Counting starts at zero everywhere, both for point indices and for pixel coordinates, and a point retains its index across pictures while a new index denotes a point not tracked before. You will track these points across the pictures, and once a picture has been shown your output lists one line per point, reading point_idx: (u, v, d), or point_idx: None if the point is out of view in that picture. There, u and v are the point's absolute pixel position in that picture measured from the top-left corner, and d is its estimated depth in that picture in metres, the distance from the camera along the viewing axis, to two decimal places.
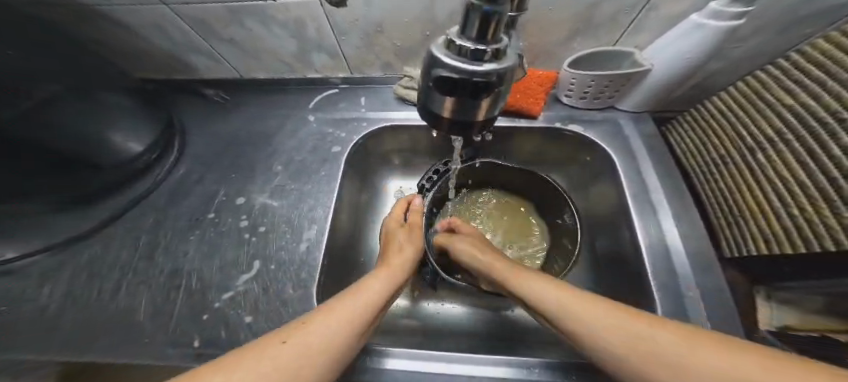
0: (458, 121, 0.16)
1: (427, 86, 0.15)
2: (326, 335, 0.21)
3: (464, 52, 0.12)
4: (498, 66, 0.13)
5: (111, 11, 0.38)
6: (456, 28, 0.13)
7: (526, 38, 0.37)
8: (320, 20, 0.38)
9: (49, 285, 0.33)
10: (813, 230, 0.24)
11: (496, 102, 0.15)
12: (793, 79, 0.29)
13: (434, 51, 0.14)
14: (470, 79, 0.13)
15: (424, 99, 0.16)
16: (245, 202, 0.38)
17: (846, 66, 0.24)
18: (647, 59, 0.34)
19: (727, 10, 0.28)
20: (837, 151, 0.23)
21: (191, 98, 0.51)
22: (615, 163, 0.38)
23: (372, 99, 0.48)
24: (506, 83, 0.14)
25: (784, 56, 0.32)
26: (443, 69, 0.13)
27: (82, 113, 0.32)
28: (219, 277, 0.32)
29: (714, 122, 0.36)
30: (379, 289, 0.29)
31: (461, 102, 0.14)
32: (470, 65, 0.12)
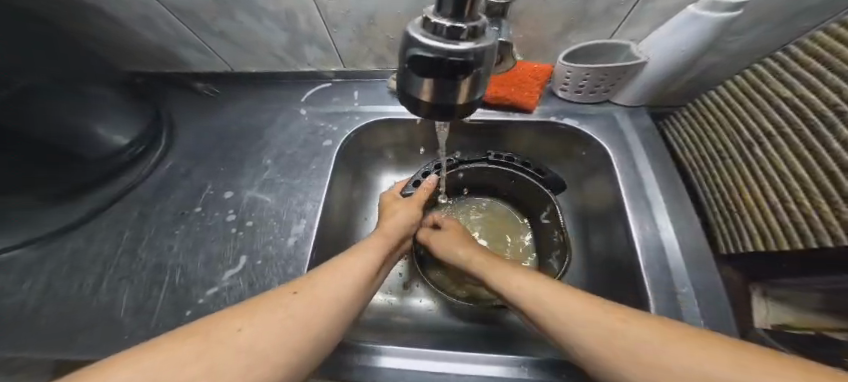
0: (438, 107, 0.15)
1: (404, 69, 0.14)
2: (330, 291, 0.21)
3: (441, 31, 0.12)
4: (476, 45, 0.12)
5: (95, 1, 0.37)
6: (432, 7, 0.13)
7: (520, 30, 0.37)
8: (310, 12, 0.37)
9: (28, 280, 0.32)
10: (810, 225, 0.24)
11: (476, 84, 0.14)
12: (793, 72, 0.29)
13: (409, 31, 0.13)
14: (447, 59, 0.12)
15: (401, 83, 0.15)
16: (233, 196, 0.38)
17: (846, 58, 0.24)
18: (642, 52, 0.34)
19: (721, 1, 0.27)
20: (836, 145, 0.23)
21: (180, 92, 0.50)
22: (611, 157, 0.37)
23: (365, 93, 0.47)
24: (485, 65, 0.13)
25: (783, 49, 0.31)
26: (419, 49, 0.12)
27: None
28: (204, 272, 0.31)
29: (711, 116, 0.36)
30: (378, 251, 0.28)
31: (439, 85, 0.13)
32: (446, 44, 0.12)
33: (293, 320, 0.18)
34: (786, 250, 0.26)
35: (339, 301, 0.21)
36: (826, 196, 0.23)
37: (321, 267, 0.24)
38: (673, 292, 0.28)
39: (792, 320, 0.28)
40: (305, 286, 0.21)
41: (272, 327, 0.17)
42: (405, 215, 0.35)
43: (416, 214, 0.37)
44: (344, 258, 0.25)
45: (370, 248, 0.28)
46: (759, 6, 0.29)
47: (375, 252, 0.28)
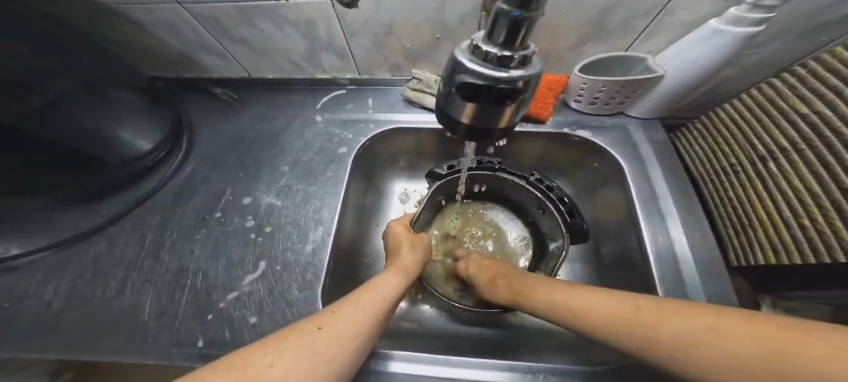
0: (477, 128, 0.16)
1: (448, 91, 0.15)
2: (353, 325, 0.22)
3: (492, 58, 0.12)
4: (525, 73, 0.13)
5: (123, 9, 0.39)
6: (482, 33, 0.13)
7: (537, 41, 0.37)
8: (330, 22, 0.38)
9: (54, 282, 0.33)
10: (825, 241, 0.24)
11: (519, 108, 0.15)
12: (810, 88, 0.29)
13: (458, 56, 0.13)
14: (495, 85, 0.12)
15: (443, 102, 0.16)
16: (251, 201, 0.38)
17: None
18: (659, 65, 0.34)
19: (746, 16, 0.27)
20: None
21: (198, 97, 0.51)
22: (624, 169, 0.38)
23: (379, 100, 0.48)
24: (529, 90, 0.14)
25: (801, 64, 0.32)
26: (467, 75, 0.13)
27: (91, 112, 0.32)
28: (224, 276, 0.32)
29: (726, 129, 0.36)
30: (394, 282, 0.30)
31: (482, 108, 0.14)
32: (495, 71, 0.12)
33: (321, 354, 0.19)
34: (799, 264, 0.26)
35: (360, 334, 0.22)
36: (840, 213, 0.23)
37: (340, 301, 0.24)
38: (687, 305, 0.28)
39: None
40: (327, 320, 0.21)
41: (301, 360, 0.17)
42: (413, 252, 0.35)
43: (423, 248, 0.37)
44: (363, 293, 0.26)
45: (388, 280, 0.30)
46: (778, 22, 0.29)
47: (391, 287, 0.29)
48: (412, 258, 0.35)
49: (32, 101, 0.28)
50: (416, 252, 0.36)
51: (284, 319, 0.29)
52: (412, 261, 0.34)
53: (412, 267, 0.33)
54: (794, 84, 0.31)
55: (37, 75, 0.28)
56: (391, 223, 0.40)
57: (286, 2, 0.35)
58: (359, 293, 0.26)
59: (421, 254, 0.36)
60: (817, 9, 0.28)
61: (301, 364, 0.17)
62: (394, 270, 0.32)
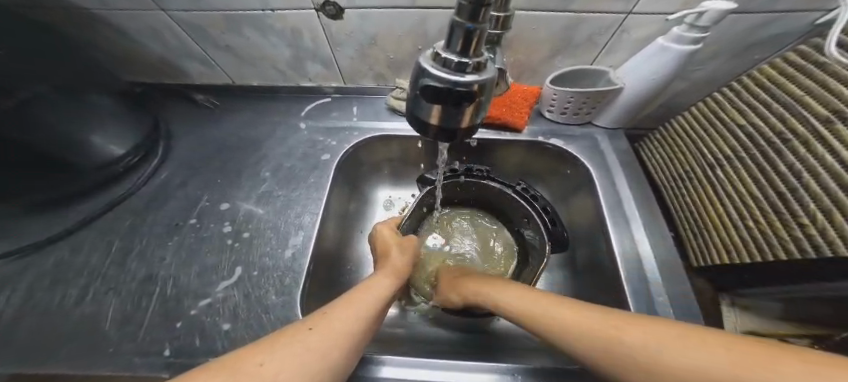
0: (444, 129, 0.17)
1: (416, 95, 0.16)
2: (344, 324, 0.22)
3: (450, 65, 0.14)
4: (479, 77, 0.14)
5: (103, 14, 0.39)
6: (442, 43, 0.15)
7: (511, 54, 0.40)
8: (316, 32, 0.40)
9: (5, 291, 0.31)
10: (768, 241, 0.26)
11: (479, 110, 0.16)
12: (743, 101, 0.33)
13: (422, 63, 0.15)
14: (454, 88, 0.14)
15: (411, 106, 0.17)
16: (230, 207, 0.38)
17: (787, 91, 0.28)
18: (619, 78, 0.37)
19: (686, 35, 0.31)
20: (782, 168, 0.26)
21: (178, 102, 0.50)
22: (593, 177, 0.40)
23: (364, 108, 0.49)
24: (486, 93, 0.15)
25: (736, 79, 0.36)
26: (431, 79, 0.14)
27: (63, 112, 0.32)
28: (197, 283, 0.31)
29: (679, 139, 0.39)
30: (387, 282, 0.31)
31: (446, 110, 0.15)
32: (454, 76, 0.14)
33: (317, 353, 0.19)
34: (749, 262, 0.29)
35: (354, 333, 0.22)
36: (778, 214, 0.26)
37: (334, 302, 0.25)
38: (650, 301, 0.30)
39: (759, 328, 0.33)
40: (319, 319, 0.22)
41: (298, 361, 0.18)
42: (405, 253, 0.36)
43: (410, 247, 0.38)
44: (354, 294, 0.27)
45: (382, 281, 0.30)
46: (715, 42, 0.33)
47: (384, 288, 0.29)
48: (400, 258, 0.35)
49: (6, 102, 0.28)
50: (407, 252, 0.37)
51: (259, 325, 0.28)
52: (403, 264, 0.35)
53: (402, 269, 0.34)
54: (734, 97, 0.34)
55: (10, 75, 0.28)
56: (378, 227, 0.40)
57: (273, 11, 0.37)
58: (352, 294, 0.27)
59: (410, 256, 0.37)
60: (745, 31, 0.32)
61: (297, 365, 0.17)
62: (385, 271, 0.32)
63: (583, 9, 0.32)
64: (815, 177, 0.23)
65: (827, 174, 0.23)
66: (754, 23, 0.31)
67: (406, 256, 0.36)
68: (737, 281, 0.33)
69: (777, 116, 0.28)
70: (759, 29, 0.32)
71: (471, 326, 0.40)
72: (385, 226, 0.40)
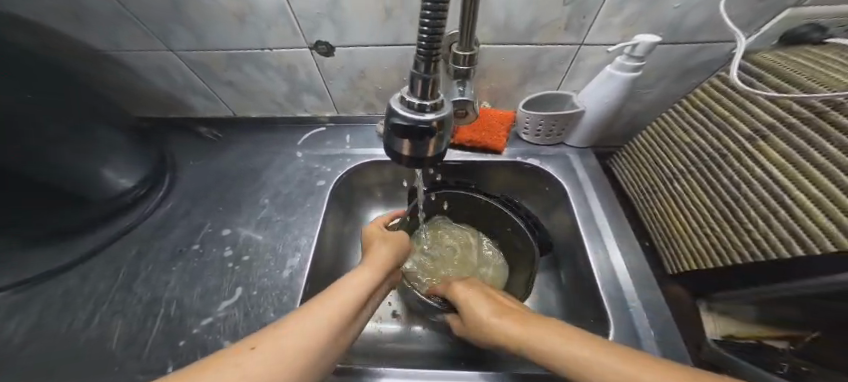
0: (415, 159, 0.19)
1: (389, 132, 0.18)
2: (329, 320, 0.22)
3: (414, 106, 0.17)
4: (437, 115, 0.17)
5: (119, 54, 0.43)
6: (407, 89, 0.18)
7: (488, 80, 0.44)
8: (310, 66, 0.44)
9: (15, 318, 0.32)
10: (723, 245, 0.29)
11: (443, 141, 0.18)
12: (686, 121, 0.37)
13: (391, 105, 0.18)
14: (416, 125, 0.16)
15: (386, 140, 0.19)
16: (231, 232, 0.41)
17: (717, 113, 0.33)
18: (580, 102, 0.42)
19: (627, 63, 0.35)
20: (724, 179, 0.30)
21: (184, 135, 0.54)
22: (568, 194, 0.43)
23: (356, 137, 0.53)
24: (447, 127, 0.18)
25: (677, 102, 0.41)
26: (399, 118, 0.17)
27: (85, 142, 0.35)
28: (200, 304, 0.33)
29: (642, 156, 0.43)
30: (377, 274, 0.30)
31: (413, 143, 0.17)
32: (415, 115, 0.16)
33: (299, 350, 0.19)
34: (711, 267, 0.31)
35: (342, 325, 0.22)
36: (729, 223, 0.29)
37: (318, 295, 0.24)
38: (626, 308, 0.33)
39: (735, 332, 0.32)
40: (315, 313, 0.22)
41: (278, 361, 0.17)
42: (394, 246, 0.36)
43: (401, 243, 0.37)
44: (341, 286, 0.26)
45: (368, 271, 0.29)
46: (654, 67, 0.40)
47: (370, 279, 0.29)
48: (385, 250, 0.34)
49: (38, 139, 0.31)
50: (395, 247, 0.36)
51: None
52: (388, 258, 0.33)
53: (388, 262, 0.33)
54: (680, 117, 0.38)
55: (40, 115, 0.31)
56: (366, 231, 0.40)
57: (270, 49, 0.41)
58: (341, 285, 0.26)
59: (399, 249, 0.36)
60: (677, 59, 0.38)
61: (277, 366, 0.17)
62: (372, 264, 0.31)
63: (544, 43, 0.37)
64: (751, 187, 0.27)
65: (759, 185, 0.26)
66: (682, 52, 0.37)
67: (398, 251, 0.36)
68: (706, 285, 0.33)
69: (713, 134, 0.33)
70: (688, 57, 0.38)
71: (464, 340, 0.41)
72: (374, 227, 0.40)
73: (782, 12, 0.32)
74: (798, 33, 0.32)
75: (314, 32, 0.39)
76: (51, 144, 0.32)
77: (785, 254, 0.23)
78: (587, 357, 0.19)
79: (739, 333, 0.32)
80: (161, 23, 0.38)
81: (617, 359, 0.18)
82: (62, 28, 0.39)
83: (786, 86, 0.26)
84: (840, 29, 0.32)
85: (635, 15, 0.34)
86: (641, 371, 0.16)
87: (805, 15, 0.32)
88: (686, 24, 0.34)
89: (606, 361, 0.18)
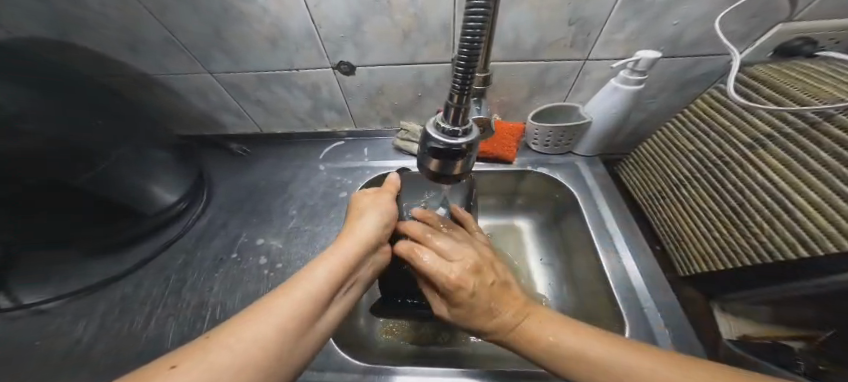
0: (443, 176, 0.21)
1: (421, 152, 0.20)
2: (317, 286, 0.23)
3: (447, 131, 0.19)
4: (468, 139, 0.19)
5: (165, 79, 0.48)
6: (440, 116, 0.20)
7: (498, 95, 0.47)
8: (332, 85, 0.48)
9: (82, 320, 0.37)
10: (733, 248, 0.30)
11: (470, 161, 0.20)
12: (689, 129, 0.39)
13: (425, 130, 0.20)
14: (451, 148, 0.18)
15: (418, 159, 0.21)
16: (264, 242, 0.44)
17: (720, 123, 0.35)
18: (588, 113, 0.44)
19: (630, 78, 0.38)
20: (730, 185, 0.32)
21: (217, 151, 0.59)
22: (577, 199, 0.46)
23: (374, 149, 0.56)
24: (474, 149, 0.20)
25: (680, 112, 0.43)
26: (432, 142, 0.19)
27: (139, 157, 0.39)
28: (242, 308, 0.37)
29: (648, 163, 0.45)
30: (367, 239, 0.28)
31: (444, 163, 0.19)
32: (450, 139, 0.18)
33: (287, 320, 0.20)
34: (723, 269, 0.31)
35: (313, 306, 0.21)
36: (739, 225, 0.30)
37: (312, 262, 0.25)
38: (640, 307, 0.35)
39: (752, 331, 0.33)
40: (280, 301, 0.21)
41: (267, 332, 0.19)
42: (387, 202, 0.32)
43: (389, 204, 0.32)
44: (315, 264, 0.25)
45: (362, 229, 0.28)
46: (656, 80, 0.42)
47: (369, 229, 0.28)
48: (383, 206, 0.31)
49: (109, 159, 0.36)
50: (386, 198, 0.32)
51: None
52: (376, 219, 0.30)
53: (387, 215, 0.31)
54: (682, 126, 0.41)
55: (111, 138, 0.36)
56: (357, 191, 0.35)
57: (298, 70, 0.45)
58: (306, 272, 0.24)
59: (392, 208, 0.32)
60: (678, 71, 0.41)
61: (266, 335, 0.18)
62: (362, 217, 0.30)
63: (550, 59, 0.40)
64: (755, 191, 0.28)
65: (763, 191, 0.28)
66: (683, 65, 0.40)
67: (389, 202, 0.32)
68: (717, 287, 0.34)
69: (715, 143, 0.35)
70: (688, 69, 0.40)
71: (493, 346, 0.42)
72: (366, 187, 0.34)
73: (775, 26, 0.35)
74: (790, 47, 0.35)
75: (337, 54, 0.43)
76: (113, 164, 0.36)
77: (797, 256, 0.23)
78: (551, 334, 0.24)
79: (755, 333, 0.33)
80: (202, 48, 0.43)
81: (596, 345, 0.22)
82: (118, 55, 0.44)
83: (782, 100, 0.29)
84: (832, 41, 0.34)
85: (634, 33, 0.36)
86: (608, 350, 0.21)
87: (797, 29, 0.34)
88: (684, 39, 0.37)
89: (597, 348, 0.22)
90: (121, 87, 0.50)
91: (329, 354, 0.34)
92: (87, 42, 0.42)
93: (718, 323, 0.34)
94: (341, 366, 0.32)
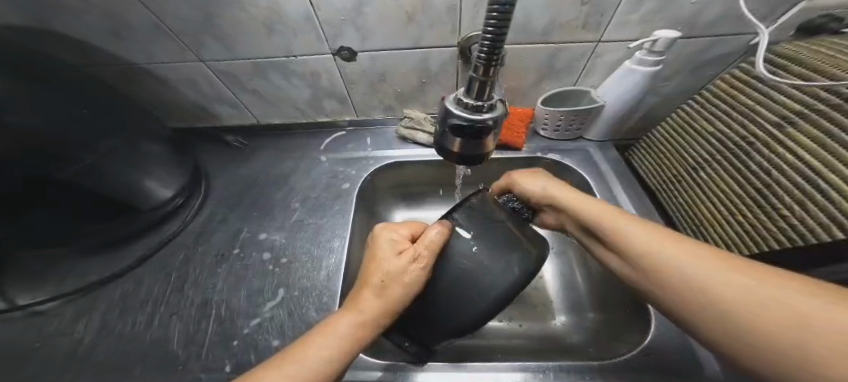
0: (464, 156, 0.19)
1: (441, 129, 0.19)
2: (320, 365, 0.22)
3: (469, 107, 0.17)
4: (493, 115, 0.17)
5: (154, 68, 0.45)
6: (461, 91, 0.18)
7: (506, 80, 0.45)
8: (332, 71, 0.45)
9: (82, 321, 0.35)
10: (758, 232, 0.29)
11: (493, 141, 0.19)
12: (709, 112, 0.38)
13: (447, 105, 0.18)
14: (475, 123, 0.17)
15: (437, 139, 0.19)
16: (268, 236, 0.43)
17: (745, 102, 0.33)
18: (600, 97, 0.42)
19: (646, 58, 0.36)
20: (754, 166, 0.30)
21: (214, 144, 0.56)
22: (591, 185, 0.44)
23: (376, 139, 0.55)
24: (499, 127, 0.18)
25: (699, 93, 0.41)
26: (454, 118, 0.17)
27: (127, 157, 0.36)
28: (247, 305, 0.35)
29: (663, 147, 0.44)
30: (378, 320, 0.26)
31: (467, 142, 0.18)
32: (474, 115, 0.17)
33: None
34: (747, 254, 0.30)
35: None
36: (768, 209, 0.28)
37: (316, 328, 0.25)
38: None
39: None
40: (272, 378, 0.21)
41: None
42: (414, 276, 0.27)
43: (415, 280, 0.27)
44: (322, 335, 0.24)
45: (375, 306, 0.26)
46: (673, 62, 0.40)
47: (378, 308, 0.26)
48: (402, 283, 0.26)
49: (96, 153, 0.33)
50: (419, 267, 0.27)
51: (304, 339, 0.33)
52: (399, 294, 0.26)
53: (414, 284, 0.27)
54: (700, 108, 0.39)
55: (97, 133, 0.33)
56: (378, 229, 0.32)
57: (296, 57, 0.43)
58: (310, 340, 0.24)
59: (415, 285, 0.26)
60: (694, 53, 0.39)
61: None
62: (378, 291, 0.26)
63: (562, 41, 0.38)
64: (782, 173, 0.27)
65: (792, 171, 0.26)
66: (698, 46, 0.38)
67: (418, 275, 0.27)
68: None
69: (736, 123, 0.33)
70: (705, 50, 0.39)
71: (521, 336, 0.42)
72: (390, 230, 0.31)
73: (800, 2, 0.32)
74: (815, 23, 0.33)
75: (337, 39, 0.40)
76: (100, 158, 0.34)
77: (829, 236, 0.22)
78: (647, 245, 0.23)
79: None
80: (192, 34, 0.40)
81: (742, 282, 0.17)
82: (100, 42, 0.41)
83: (811, 75, 0.27)
84: None
85: (652, 11, 0.34)
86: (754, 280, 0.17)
87: (822, 5, 0.32)
88: (702, 19, 0.35)
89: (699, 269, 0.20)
90: (106, 75, 0.47)
91: None
92: (66, 28, 0.39)
93: None
94: (354, 363, 0.31)
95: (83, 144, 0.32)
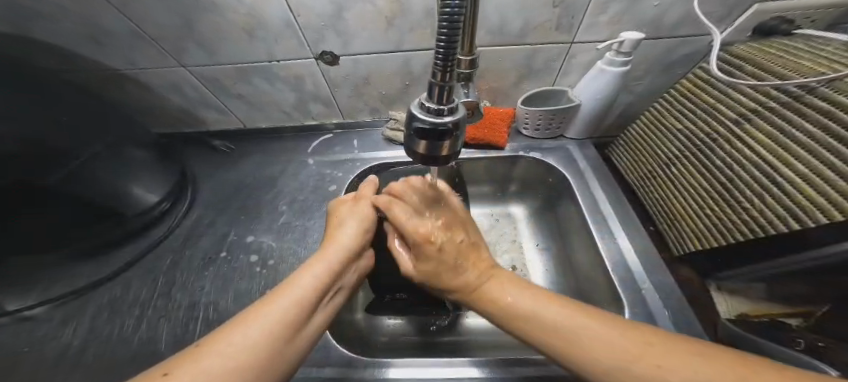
0: (430, 157, 0.20)
1: (407, 132, 0.20)
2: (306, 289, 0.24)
3: (431, 111, 0.18)
4: (454, 118, 0.18)
5: (138, 73, 0.45)
6: (425, 95, 0.19)
7: (487, 81, 0.46)
8: (315, 75, 0.46)
9: (71, 325, 0.35)
10: (724, 224, 0.30)
11: (456, 142, 0.20)
12: (677, 108, 0.39)
13: (411, 109, 0.19)
14: (436, 127, 0.18)
15: (405, 141, 0.20)
16: (255, 239, 0.43)
17: (707, 99, 0.35)
18: (577, 96, 0.43)
19: (615, 59, 0.37)
20: (719, 161, 0.31)
21: (202, 148, 0.57)
22: (571, 183, 0.46)
23: (363, 141, 0.55)
24: (461, 130, 0.19)
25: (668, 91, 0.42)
26: (417, 121, 0.18)
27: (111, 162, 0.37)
28: (234, 307, 0.36)
29: (637, 143, 0.45)
30: (350, 245, 0.31)
31: (431, 144, 0.19)
32: (436, 118, 0.18)
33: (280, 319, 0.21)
34: (715, 246, 0.31)
35: (303, 304, 0.23)
36: (732, 202, 0.29)
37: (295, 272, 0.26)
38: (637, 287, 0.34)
39: (747, 309, 0.34)
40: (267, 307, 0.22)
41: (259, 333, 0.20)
42: (367, 210, 0.35)
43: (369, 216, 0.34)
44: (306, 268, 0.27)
45: (347, 233, 0.32)
46: (644, 62, 0.42)
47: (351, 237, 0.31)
48: (363, 216, 0.34)
49: (80, 158, 0.34)
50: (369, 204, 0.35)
51: None
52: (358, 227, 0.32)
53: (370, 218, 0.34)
54: (669, 106, 0.41)
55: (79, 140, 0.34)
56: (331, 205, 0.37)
57: (278, 62, 0.43)
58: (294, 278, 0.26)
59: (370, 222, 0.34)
60: (663, 53, 0.40)
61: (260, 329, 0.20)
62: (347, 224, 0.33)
63: (536, 43, 0.39)
64: (742, 167, 0.29)
65: (752, 165, 0.28)
66: (666, 47, 0.40)
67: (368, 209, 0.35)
68: (713, 266, 0.34)
69: (701, 120, 0.35)
70: (673, 50, 0.40)
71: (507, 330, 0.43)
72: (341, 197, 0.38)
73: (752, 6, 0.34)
74: (769, 26, 0.35)
75: (319, 43, 0.41)
76: (87, 162, 0.34)
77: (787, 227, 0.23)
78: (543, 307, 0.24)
79: (750, 311, 0.34)
80: (173, 40, 0.40)
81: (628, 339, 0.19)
82: (83, 49, 0.42)
83: (764, 74, 0.29)
84: (807, 20, 0.34)
85: (620, 13, 0.35)
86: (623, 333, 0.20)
87: (773, 8, 0.34)
88: (668, 20, 0.36)
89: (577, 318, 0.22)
90: (91, 81, 0.47)
91: (327, 349, 0.33)
92: (48, 36, 0.40)
93: (717, 303, 0.35)
94: (340, 359, 0.32)
95: (65, 150, 0.32)
